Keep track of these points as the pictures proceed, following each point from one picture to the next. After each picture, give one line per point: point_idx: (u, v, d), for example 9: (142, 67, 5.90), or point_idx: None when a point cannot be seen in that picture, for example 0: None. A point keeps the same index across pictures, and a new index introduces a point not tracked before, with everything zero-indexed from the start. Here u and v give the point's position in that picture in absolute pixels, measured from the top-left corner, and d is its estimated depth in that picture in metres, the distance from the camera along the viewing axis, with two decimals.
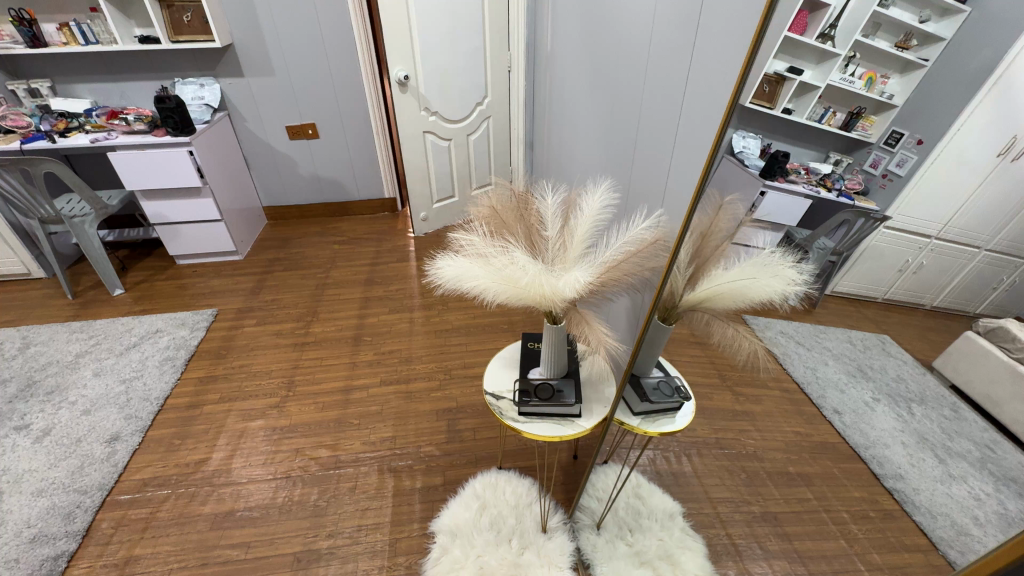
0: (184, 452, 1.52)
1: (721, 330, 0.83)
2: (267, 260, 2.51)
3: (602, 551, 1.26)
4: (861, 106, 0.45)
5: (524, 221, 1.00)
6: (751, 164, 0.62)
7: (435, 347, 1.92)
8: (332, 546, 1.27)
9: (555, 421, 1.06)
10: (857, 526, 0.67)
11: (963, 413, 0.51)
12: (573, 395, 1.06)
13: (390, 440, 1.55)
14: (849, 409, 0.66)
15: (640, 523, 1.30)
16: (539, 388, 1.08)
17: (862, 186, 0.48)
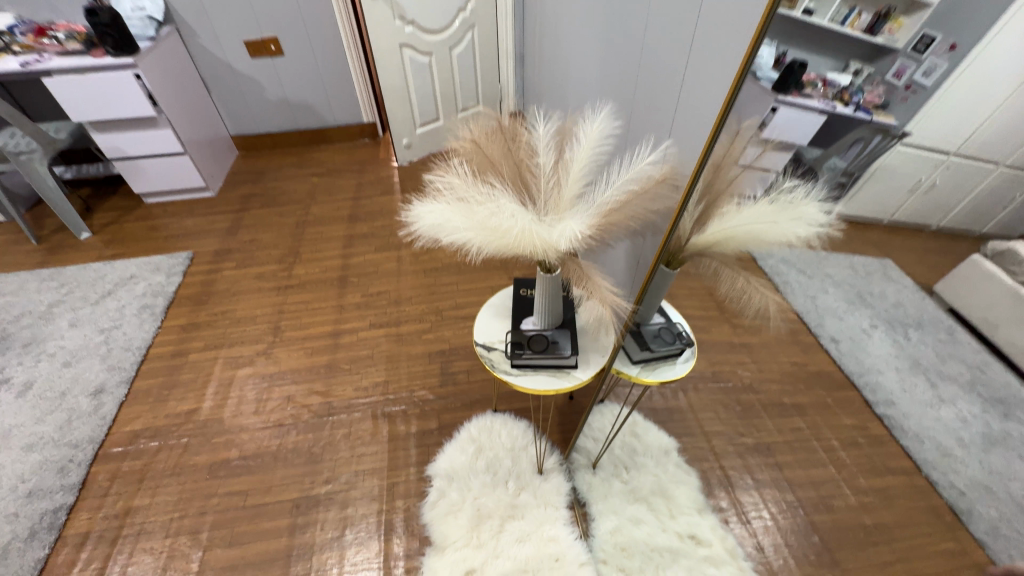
0: (173, 403, 1.49)
1: (731, 278, 0.75)
2: (242, 195, 2.35)
3: (598, 489, 1.28)
4: (891, 5, 0.38)
5: (512, 157, 0.87)
6: (763, 77, 0.50)
7: (425, 286, 1.84)
8: (331, 492, 1.28)
9: (550, 373, 1.01)
10: (845, 450, 1.09)
11: (960, 335, 0.60)
12: (569, 347, 1.00)
13: (383, 385, 1.52)
14: (839, 335, 0.86)
15: (636, 461, 1.34)
16: (532, 339, 1.01)
17: (882, 99, 0.43)
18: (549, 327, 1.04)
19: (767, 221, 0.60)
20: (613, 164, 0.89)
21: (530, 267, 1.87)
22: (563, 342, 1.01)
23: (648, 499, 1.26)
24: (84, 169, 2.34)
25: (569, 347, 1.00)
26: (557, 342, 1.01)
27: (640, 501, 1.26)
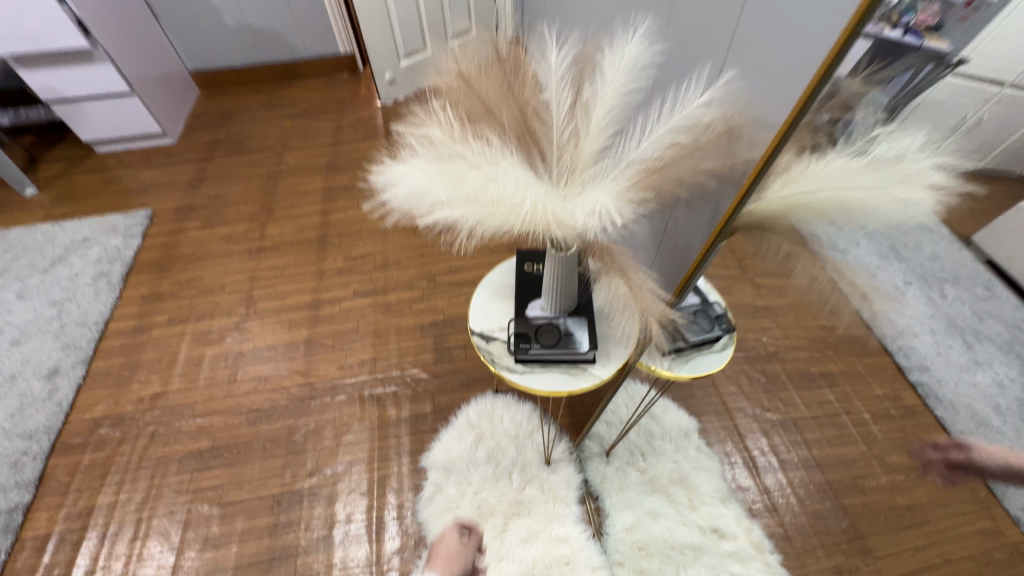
0: (136, 386, 1.33)
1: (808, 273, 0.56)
2: (206, 142, 2.08)
3: (613, 481, 1.15)
4: None
5: (513, 98, 0.63)
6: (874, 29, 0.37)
7: (415, 248, 1.63)
8: (315, 487, 1.15)
9: (560, 370, 0.86)
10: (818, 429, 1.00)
11: (995, 290, 0.53)
12: (587, 338, 0.84)
13: (370, 363, 1.36)
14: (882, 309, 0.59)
15: (653, 447, 1.19)
16: (542, 330, 0.86)
17: (933, 20, 0.34)
18: (560, 313, 0.87)
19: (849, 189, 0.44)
20: (648, 107, 0.66)
21: None
22: (579, 332, 0.86)
23: (667, 490, 1.13)
24: (23, 113, 2.07)
25: (587, 339, 0.84)
26: (572, 331, 0.86)
27: (658, 492, 1.13)
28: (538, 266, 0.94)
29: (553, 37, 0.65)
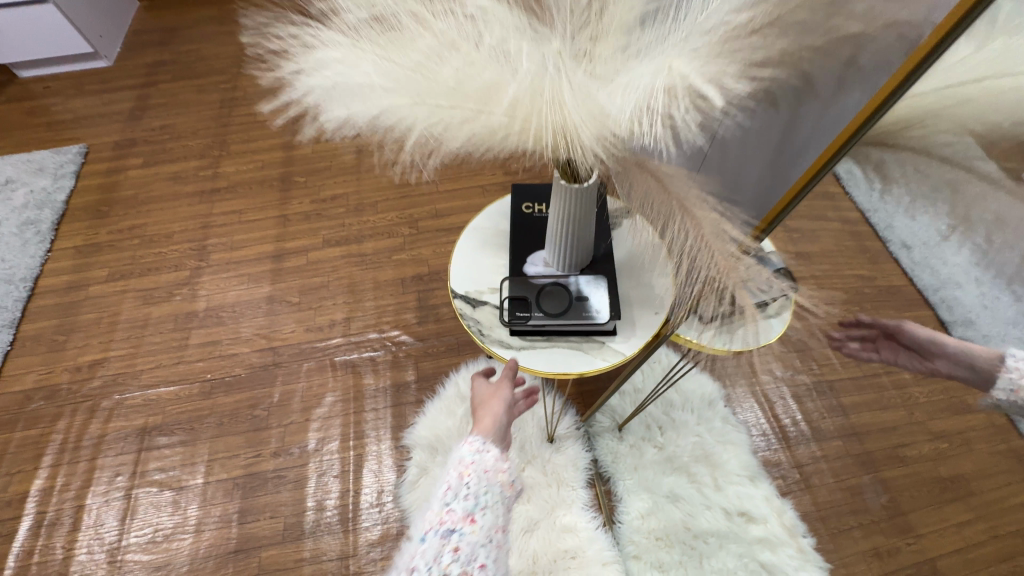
0: (73, 352, 1.15)
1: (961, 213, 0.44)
2: (148, 64, 1.77)
3: (626, 462, 1.00)
4: None
5: None
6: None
7: (394, 188, 1.39)
8: (281, 468, 0.99)
9: (571, 347, 0.67)
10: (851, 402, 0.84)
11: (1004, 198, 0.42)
12: (606, 307, 0.66)
13: (344, 324, 1.16)
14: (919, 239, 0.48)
15: (672, 420, 1.02)
16: (546, 294, 0.67)
17: None
18: (569, 274, 0.68)
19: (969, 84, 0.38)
20: None
21: None
22: (595, 298, 0.66)
23: (688, 470, 0.96)
24: None
25: (605, 307, 0.66)
26: (585, 298, 0.67)
27: (678, 473, 0.97)
28: (540, 206, 0.75)
29: None
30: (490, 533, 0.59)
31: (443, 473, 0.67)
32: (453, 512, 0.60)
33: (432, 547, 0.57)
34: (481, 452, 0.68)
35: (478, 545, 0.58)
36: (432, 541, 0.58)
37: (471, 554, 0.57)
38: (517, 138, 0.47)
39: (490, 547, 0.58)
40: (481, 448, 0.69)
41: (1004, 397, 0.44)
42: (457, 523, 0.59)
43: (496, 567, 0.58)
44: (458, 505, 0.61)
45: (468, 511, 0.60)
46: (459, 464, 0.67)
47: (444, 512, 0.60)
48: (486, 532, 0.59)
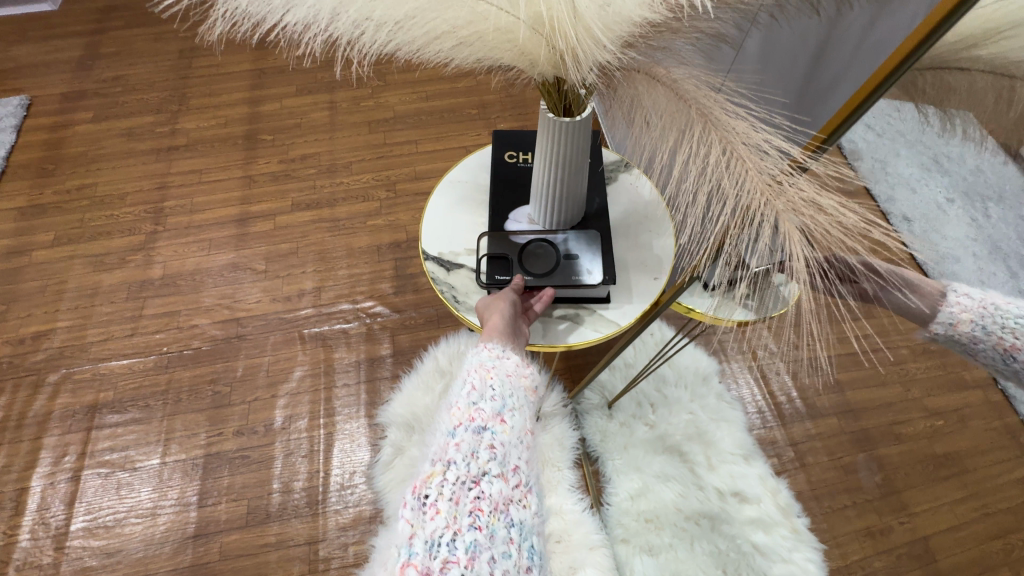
0: (15, 323, 1.05)
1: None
2: (101, 9, 1.61)
3: (615, 440, 0.94)
4: None
5: None
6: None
7: (371, 148, 1.28)
8: (244, 448, 0.92)
9: (562, 320, 0.61)
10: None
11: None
12: (598, 267, 0.58)
13: (314, 294, 1.08)
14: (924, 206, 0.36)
15: (665, 396, 0.94)
16: (529, 253, 0.60)
17: None
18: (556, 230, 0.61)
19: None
20: None
21: (522, 118, 1.30)
22: (585, 258, 0.59)
23: (678, 449, 0.89)
24: None
25: (597, 267, 0.58)
26: (574, 257, 0.59)
27: (670, 452, 0.89)
28: (523, 156, 0.67)
29: None
30: (522, 433, 0.52)
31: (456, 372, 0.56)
32: (482, 410, 0.51)
33: (466, 440, 0.49)
34: (501, 356, 0.56)
35: (512, 444, 0.51)
36: (463, 435, 0.50)
37: (506, 452, 0.50)
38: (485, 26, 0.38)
39: (523, 445, 0.52)
40: (501, 352, 0.56)
41: (941, 331, 0.39)
42: (488, 420, 0.51)
43: (531, 465, 0.52)
44: (486, 403, 0.52)
45: (498, 411, 0.52)
46: (478, 363, 0.56)
47: (471, 408, 0.52)
48: (518, 432, 0.52)
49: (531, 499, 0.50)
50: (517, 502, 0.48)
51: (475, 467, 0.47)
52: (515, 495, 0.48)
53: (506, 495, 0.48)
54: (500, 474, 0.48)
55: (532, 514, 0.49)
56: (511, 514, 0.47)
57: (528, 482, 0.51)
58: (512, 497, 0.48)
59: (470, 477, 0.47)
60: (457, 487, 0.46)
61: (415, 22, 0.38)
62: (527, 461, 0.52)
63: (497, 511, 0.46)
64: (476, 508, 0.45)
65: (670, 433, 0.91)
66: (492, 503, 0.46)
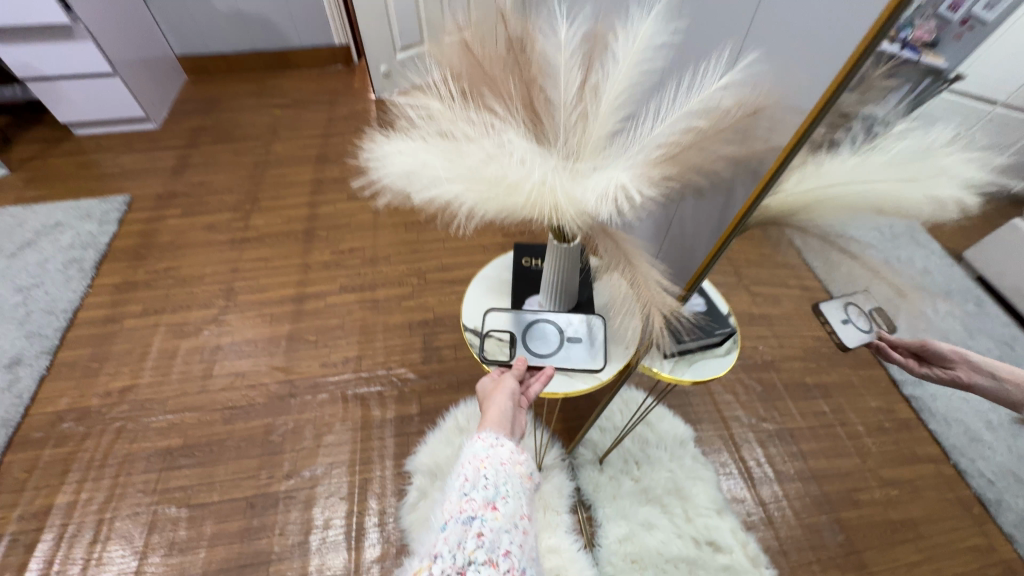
0: (105, 378, 1.26)
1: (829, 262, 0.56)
2: (191, 128, 2.02)
3: (605, 490, 1.11)
4: None
5: (517, 72, 0.57)
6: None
7: (406, 244, 1.57)
8: (292, 489, 1.09)
9: (562, 374, 0.82)
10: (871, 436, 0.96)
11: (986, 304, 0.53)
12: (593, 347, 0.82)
13: (355, 361, 1.30)
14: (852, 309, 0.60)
15: (647, 455, 1.16)
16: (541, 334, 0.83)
17: (932, 35, 0.38)
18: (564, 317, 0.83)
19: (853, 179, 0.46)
20: (669, 85, 0.61)
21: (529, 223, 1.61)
22: (585, 338, 0.83)
23: (660, 501, 1.09)
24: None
25: (593, 347, 0.82)
26: (577, 338, 0.83)
27: (653, 502, 1.09)
28: (536, 261, 0.93)
29: (562, 16, 0.61)
30: (512, 519, 0.58)
31: (456, 466, 0.66)
32: (473, 500, 0.60)
33: (454, 533, 0.56)
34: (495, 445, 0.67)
35: (501, 531, 0.57)
36: (453, 528, 0.57)
37: (494, 540, 0.55)
38: (535, 212, 0.57)
39: (514, 532, 0.57)
40: (494, 443, 0.67)
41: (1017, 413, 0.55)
42: (478, 510, 0.59)
43: (525, 550, 0.56)
44: (478, 493, 0.61)
45: (488, 499, 0.60)
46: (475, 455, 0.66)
47: (464, 501, 0.60)
48: (509, 518, 0.58)
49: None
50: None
51: (460, 559, 0.53)
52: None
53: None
54: (487, 561, 0.53)
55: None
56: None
57: (522, 568, 0.54)
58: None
59: (456, 568, 0.52)
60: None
61: (494, 206, 0.55)
62: (520, 546, 0.56)
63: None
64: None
65: (653, 485, 1.11)
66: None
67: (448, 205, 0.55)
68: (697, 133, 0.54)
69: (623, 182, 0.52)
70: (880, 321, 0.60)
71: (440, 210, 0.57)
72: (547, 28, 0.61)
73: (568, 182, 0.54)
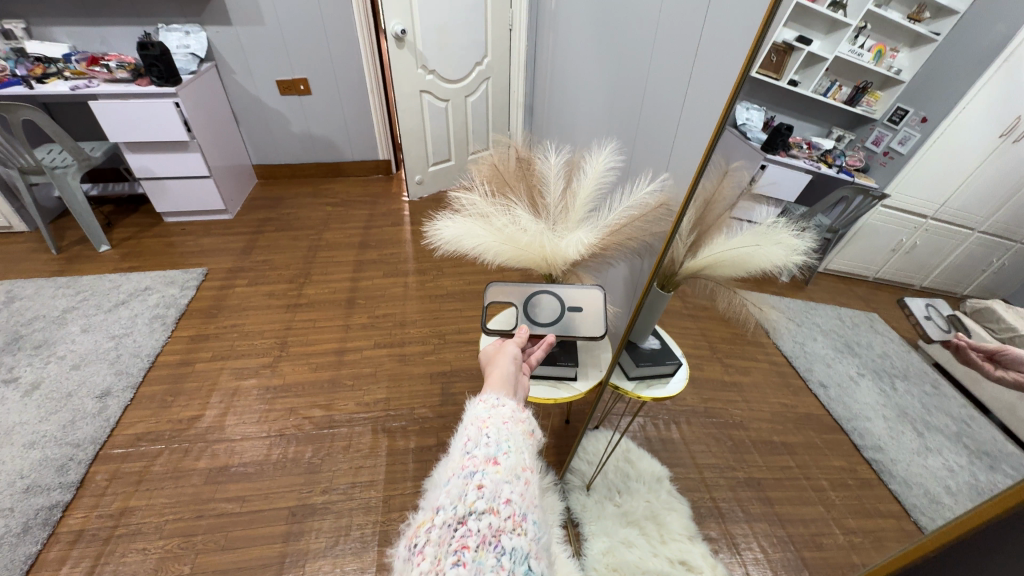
0: (177, 408, 1.52)
1: (727, 297, 0.75)
2: (259, 220, 2.50)
3: (591, 510, 1.35)
4: (868, 81, 0.40)
5: (526, 181, 0.97)
6: (753, 138, 0.57)
7: (429, 312, 1.92)
8: (327, 502, 1.30)
9: (552, 385, 1.09)
10: (836, 492, 0.65)
11: (943, 389, 0.45)
12: (594, 313, 0.88)
13: (384, 402, 1.56)
14: (835, 381, 0.62)
15: (628, 486, 1.31)
16: (544, 306, 0.91)
17: (862, 163, 0.42)
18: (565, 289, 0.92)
19: (752, 245, 0.63)
20: (616, 192, 0.99)
21: None
22: (586, 306, 0.89)
23: (639, 523, 1.23)
24: (111, 188, 2.50)
25: (594, 313, 0.88)
26: (578, 307, 0.90)
27: (632, 525, 1.24)
28: None
29: (553, 150, 1.01)
30: (513, 472, 0.60)
31: (459, 427, 0.68)
32: (475, 457, 0.60)
33: (456, 486, 0.57)
34: (496, 405, 0.70)
35: (502, 482, 0.58)
36: (455, 482, 0.58)
37: (495, 490, 0.56)
38: (533, 260, 0.92)
39: (514, 484, 0.58)
40: (497, 403, 0.71)
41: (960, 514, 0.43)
42: (479, 465, 0.59)
43: (525, 499, 0.57)
44: (479, 451, 0.62)
45: (490, 455, 0.61)
46: (477, 418, 0.68)
47: (466, 459, 0.61)
48: (510, 472, 0.59)
49: (528, 529, 0.54)
50: (509, 532, 0.53)
51: (461, 509, 0.54)
52: (506, 526, 0.53)
53: (495, 527, 0.53)
54: (487, 509, 0.54)
55: (528, 541, 0.53)
56: (500, 543, 0.51)
57: (522, 511, 0.56)
58: (502, 528, 0.53)
59: (457, 518, 0.53)
60: (444, 529, 0.53)
61: (507, 255, 0.90)
62: (522, 496, 0.57)
63: (484, 544, 0.51)
64: (461, 545, 0.51)
65: (631, 509, 1.26)
66: (478, 537, 0.51)
67: (480, 254, 0.90)
68: (633, 216, 0.89)
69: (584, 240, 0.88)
70: (952, 330, 0.42)
71: (475, 257, 0.92)
72: (543, 155, 1.01)
73: (555, 239, 0.90)
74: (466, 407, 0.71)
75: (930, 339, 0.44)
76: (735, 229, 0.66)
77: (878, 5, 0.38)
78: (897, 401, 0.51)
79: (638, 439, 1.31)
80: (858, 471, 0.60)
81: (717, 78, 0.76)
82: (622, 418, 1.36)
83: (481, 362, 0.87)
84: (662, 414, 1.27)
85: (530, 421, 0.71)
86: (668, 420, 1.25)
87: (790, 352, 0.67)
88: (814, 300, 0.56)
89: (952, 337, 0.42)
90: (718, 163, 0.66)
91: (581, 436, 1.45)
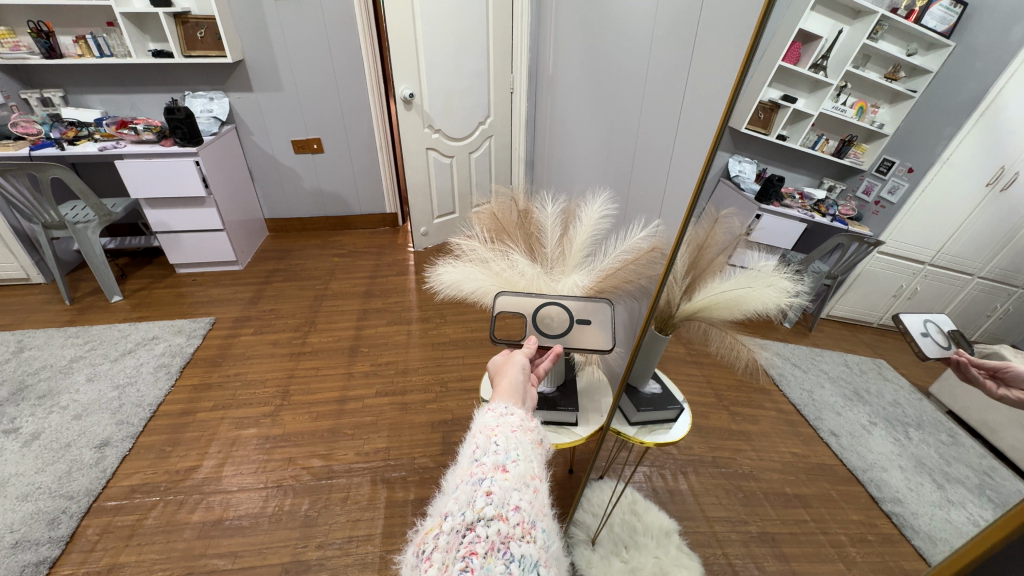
0: (174, 459, 1.50)
1: (720, 337, 0.75)
2: (267, 270, 2.57)
3: (596, 565, 1.30)
4: (852, 135, 0.41)
5: (524, 229, 1.01)
6: (748, 188, 0.57)
7: (432, 359, 1.94)
8: (321, 557, 1.24)
9: (554, 430, 1.09)
10: (855, 551, 0.58)
11: (961, 439, 0.42)
12: (600, 330, 0.88)
13: (384, 451, 1.53)
14: (846, 431, 0.56)
15: (636, 540, 1.22)
16: (552, 318, 0.90)
17: (855, 213, 0.42)
18: (573, 301, 0.91)
19: (745, 286, 0.64)
20: (612, 238, 1.03)
21: None
22: (594, 322, 0.89)
23: None
24: (127, 241, 2.59)
25: (601, 330, 0.88)
26: (586, 321, 0.90)
27: None
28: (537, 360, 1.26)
29: (550, 199, 1.06)
30: (522, 480, 0.59)
31: (468, 435, 0.67)
32: (484, 464, 0.60)
33: (464, 493, 0.56)
34: (504, 414, 0.70)
35: (510, 489, 0.57)
36: (464, 489, 0.57)
37: (504, 496, 0.56)
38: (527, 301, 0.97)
39: (523, 491, 0.57)
40: (506, 412, 0.71)
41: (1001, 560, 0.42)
42: (488, 472, 0.59)
43: (534, 507, 0.56)
44: (488, 458, 0.61)
45: (500, 462, 0.60)
46: (485, 426, 0.68)
47: (474, 466, 0.60)
48: (518, 480, 0.59)
49: (537, 536, 0.54)
50: (519, 539, 0.52)
51: (470, 515, 0.53)
52: (515, 532, 0.53)
53: (503, 534, 0.52)
54: (496, 516, 0.53)
55: (537, 549, 0.52)
56: (509, 550, 0.51)
57: (531, 520, 0.55)
58: (511, 535, 0.52)
59: (465, 525, 0.53)
60: (452, 535, 0.52)
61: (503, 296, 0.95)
62: (531, 503, 0.57)
63: (493, 551, 0.50)
64: (469, 551, 0.50)
65: (639, 565, 1.18)
66: (486, 544, 0.51)
67: (478, 298, 0.94)
68: (627, 260, 0.93)
69: (579, 282, 0.96)
70: (953, 347, 0.38)
71: (474, 300, 0.96)
72: (541, 205, 1.06)
73: (552, 281, 0.96)
74: (475, 414, 0.70)
75: (923, 358, 0.40)
76: (732, 271, 0.66)
77: (856, 65, 0.39)
78: (914, 452, 0.47)
79: (644, 491, 1.19)
80: (879, 527, 0.53)
81: (701, 128, 0.82)
82: (624, 468, 1.27)
83: (489, 371, 0.87)
84: (669, 463, 1.11)
85: (539, 430, 0.71)
86: (674, 469, 1.10)
87: (799, 401, 0.61)
88: (820, 346, 0.52)
89: (951, 354, 0.38)
90: (709, 211, 0.68)
91: (585, 487, 1.41)
